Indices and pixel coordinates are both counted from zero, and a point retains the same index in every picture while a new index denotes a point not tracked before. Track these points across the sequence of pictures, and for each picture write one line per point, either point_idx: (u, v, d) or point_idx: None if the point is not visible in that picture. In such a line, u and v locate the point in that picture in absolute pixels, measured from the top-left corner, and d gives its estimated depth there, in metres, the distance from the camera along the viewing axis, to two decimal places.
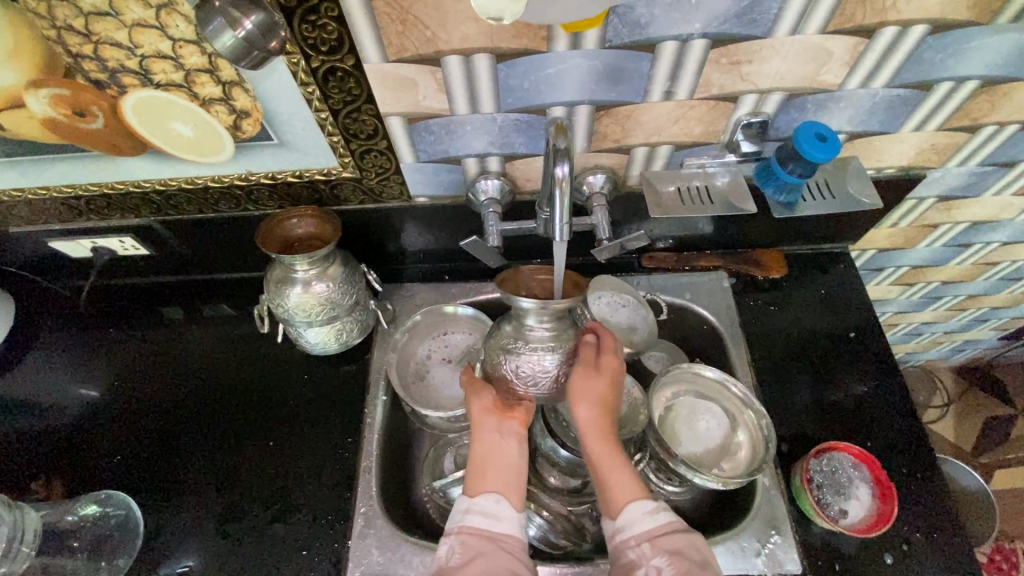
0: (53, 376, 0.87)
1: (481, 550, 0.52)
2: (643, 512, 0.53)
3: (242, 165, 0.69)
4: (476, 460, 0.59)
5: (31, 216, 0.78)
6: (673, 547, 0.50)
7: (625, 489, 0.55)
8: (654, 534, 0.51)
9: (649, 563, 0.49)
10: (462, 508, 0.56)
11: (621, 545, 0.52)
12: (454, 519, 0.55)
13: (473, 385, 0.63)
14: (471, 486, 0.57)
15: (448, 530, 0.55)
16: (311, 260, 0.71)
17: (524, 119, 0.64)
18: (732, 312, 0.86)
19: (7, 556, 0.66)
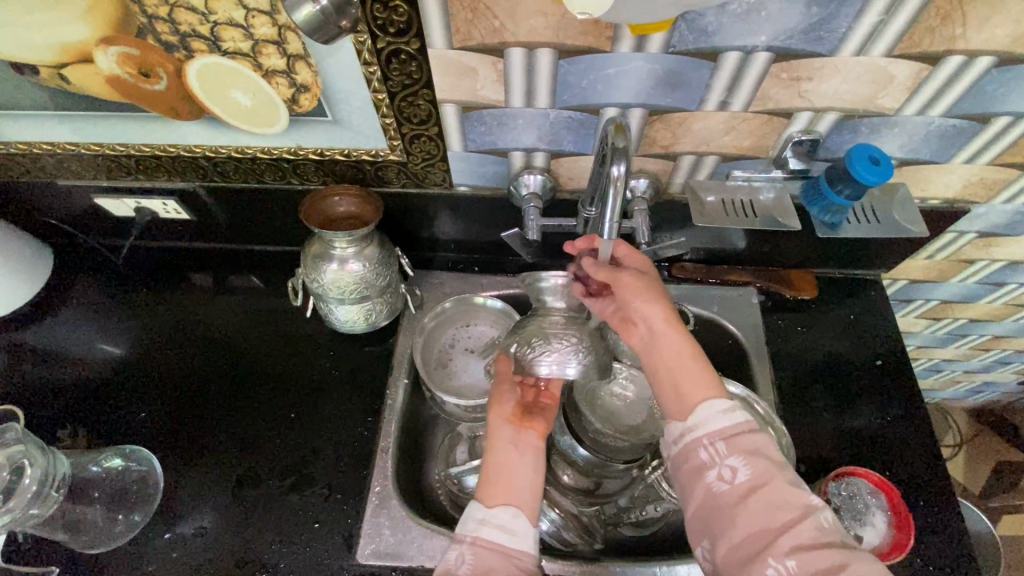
0: (85, 330, 0.89)
1: (494, 569, 0.51)
2: (720, 409, 0.51)
3: (294, 139, 0.71)
4: (488, 465, 0.58)
5: (81, 170, 0.80)
6: (750, 447, 0.48)
7: (698, 387, 0.52)
8: (729, 433, 0.49)
9: (722, 463, 0.48)
10: (476, 518, 0.54)
11: (692, 444, 0.50)
12: (468, 529, 0.54)
13: (494, 389, 0.63)
14: (485, 496, 0.56)
15: (461, 538, 0.53)
16: (351, 238, 0.72)
17: (576, 117, 0.64)
18: (759, 329, 0.86)
19: (37, 497, 0.67)
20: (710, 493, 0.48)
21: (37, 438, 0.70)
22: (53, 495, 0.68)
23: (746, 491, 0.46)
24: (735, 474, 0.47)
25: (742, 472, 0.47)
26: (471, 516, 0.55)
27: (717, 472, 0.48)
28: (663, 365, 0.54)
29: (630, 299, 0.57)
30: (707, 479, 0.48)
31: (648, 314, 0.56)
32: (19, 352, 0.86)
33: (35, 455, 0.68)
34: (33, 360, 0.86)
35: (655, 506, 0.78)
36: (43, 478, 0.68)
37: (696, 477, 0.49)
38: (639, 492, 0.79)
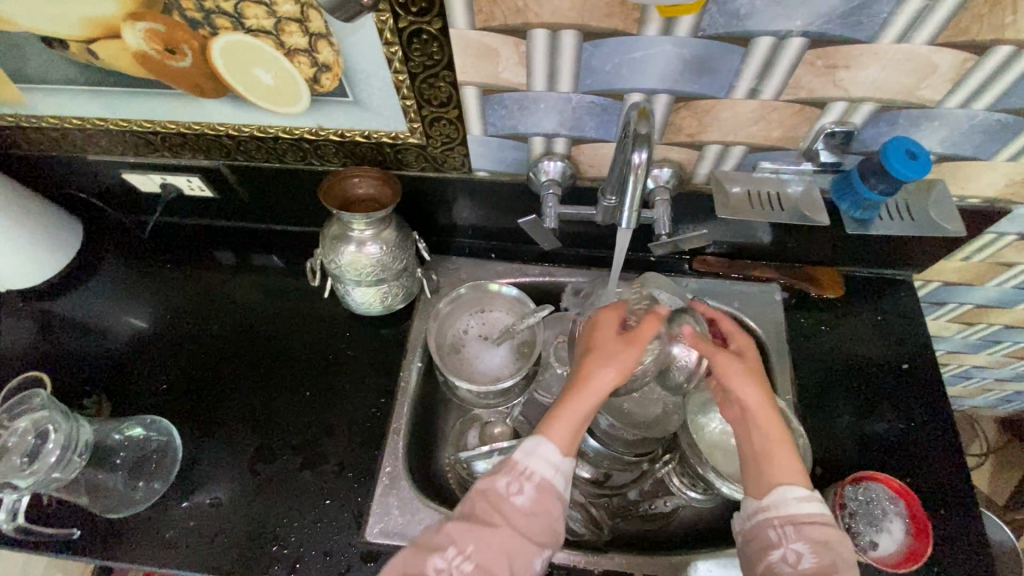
0: (114, 303, 0.92)
1: (550, 511, 0.51)
2: (802, 496, 0.51)
3: (315, 119, 0.71)
4: (576, 411, 0.54)
5: (109, 146, 0.81)
6: (822, 537, 0.49)
7: (786, 468, 0.53)
8: (805, 520, 0.50)
9: (790, 545, 0.49)
10: (547, 458, 0.52)
11: (763, 522, 0.51)
12: (541, 466, 0.51)
13: (611, 345, 0.58)
14: (557, 435, 0.53)
15: (528, 471, 0.51)
16: (368, 219, 0.72)
17: (599, 102, 0.63)
18: (780, 327, 0.84)
19: (59, 463, 0.68)
20: (771, 569, 0.49)
21: (62, 405, 0.71)
22: (76, 460, 0.69)
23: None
24: (800, 559, 0.49)
25: (808, 559, 0.48)
26: (542, 454, 0.52)
27: (784, 552, 0.49)
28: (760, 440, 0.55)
29: (733, 376, 0.58)
30: (773, 557, 0.49)
31: (749, 394, 0.57)
32: (50, 323, 0.90)
33: (60, 420, 0.69)
34: (63, 330, 0.89)
35: (664, 501, 0.78)
36: (66, 443, 0.69)
37: (759, 553, 0.50)
38: (649, 487, 0.79)
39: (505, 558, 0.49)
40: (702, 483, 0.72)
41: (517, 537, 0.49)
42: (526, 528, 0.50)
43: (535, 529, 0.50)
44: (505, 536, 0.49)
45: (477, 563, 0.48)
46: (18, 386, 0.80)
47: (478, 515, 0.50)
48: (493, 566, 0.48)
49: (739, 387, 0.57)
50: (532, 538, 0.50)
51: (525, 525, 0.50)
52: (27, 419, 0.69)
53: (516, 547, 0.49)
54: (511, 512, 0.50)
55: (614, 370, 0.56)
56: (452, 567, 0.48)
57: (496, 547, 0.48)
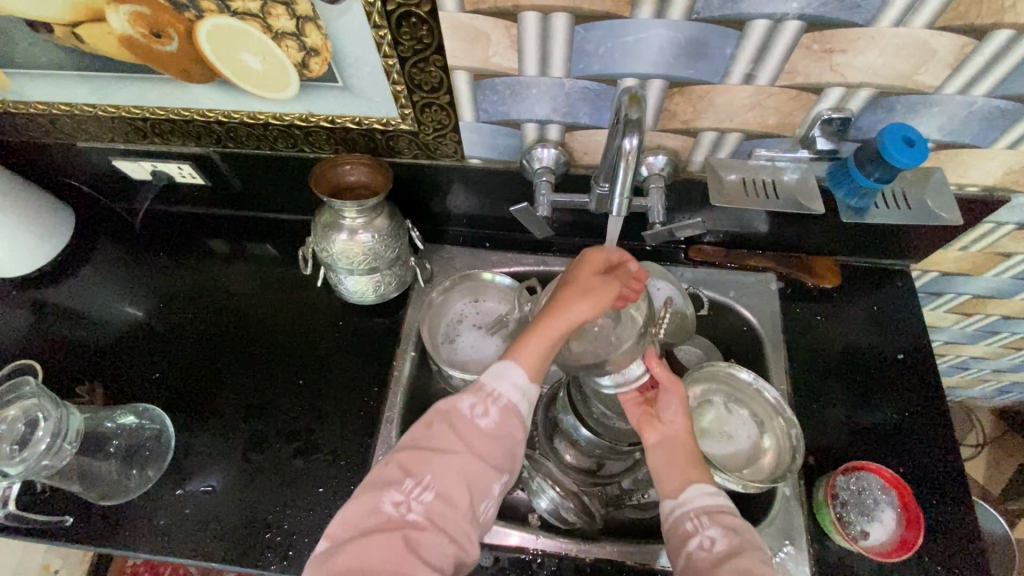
0: (107, 291, 0.91)
1: (510, 433, 0.54)
2: (711, 493, 0.54)
3: (304, 105, 0.70)
4: (546, 339, 0.57)
5: (99, 132, 0.80)
6: (730, 524, 0.52)
7: (699, 472, 0.57)
8: (717, 510, 0.53)
9: (704, 532, 0.52)
10: (515, 382, 0.55)
11: (681, 516, 0.53)
12: (507, 389, 0.55)
13: (591, 283, 0.59)
14: (526, 363, 0.56)
15: (494, 395, 0.55)
16: (359, 207, 0.71)
17: (593, 87, 0.62)
18: (776, 317, 0.83)
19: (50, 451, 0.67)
20: (690, 559, 0.51)
21: (52, 393, 0.70)
22: (67, 449, 0.69)
23: (724, 559, 0.49)
24: (713, 543, 0.51)
25: (720, 544, 0.50)
26: (510, 380, 0.55)
27: (701, 540, 0.51)
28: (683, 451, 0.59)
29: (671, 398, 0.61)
30: (692, 546, 0.51)
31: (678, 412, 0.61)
32: (42, 311, 0.89)
33: (50, 408, 0.69)
34: (56, 318, 0.89)
35: (658, 490, 0.78)
36: (56, 431, 0.68)
37: (679, 547, 0.52)
38: (643, 476, 0.78)
39: (462, 482, 0.51)
40: None
41: (474, 460, 0.52)
42: (485, 451, 0.53)
43: (493, 455, 0.53)
44: (464, 462, 0.52)
45: (435, 491, 0.51)
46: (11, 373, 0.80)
47: (437, 445, 0.52)
48: (451, 493, 0.51)
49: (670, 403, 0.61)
50: (490, 462, 0.53)
51: (486, 448, 0.53)
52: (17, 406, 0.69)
53: (474, 470, 0.52)
54: (471, 435, 0.53)
55: (592, 306, 0.57)
56: (411, 498, 0.50)
57: (453, 473, 0.51)
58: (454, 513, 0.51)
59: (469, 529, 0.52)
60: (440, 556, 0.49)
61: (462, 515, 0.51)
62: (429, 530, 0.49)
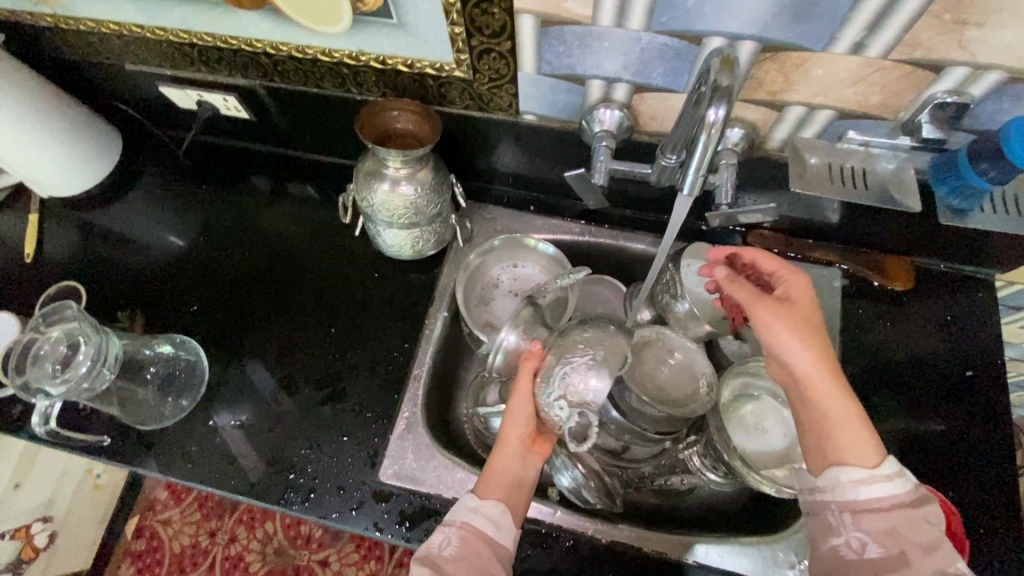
0: (152, 221, 0.92)
1: (477, 552, 0.52)
2: (861, 478, 0.48)
3: (355, 42, 0.65)
4: (497, 468, 0.58)
5: (145, 56, 0.77)
6: (884, 526, 0.46)
7: (853, 446, 0.50)
8: (866, 506, 0.48)
9: (851, 533, 0.48)
10: (465, 505, 0.55)
11: (820, 506, 0.50)
12: (458, 513, 0.55)
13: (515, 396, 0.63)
14: (484, 487, 0.57)
15: (451, 521, 0.55)
16: (403, 158, 0.68)
17: (672, 45, 0.55)
18: (835, 315, 0.77)
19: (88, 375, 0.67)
20: (832, 555, 0.48)
21: (91, 317, 0.70)
22: (106, 374, 0.69)
23: (874, 568, 0.46)
24: (865, 547, 0.47)
25: (873, 548, 0.47)
26: (463, 504, 0.56)
27: (846, 540, 0.48)
28: (827, 402, 0.52)
29: (797, 323, 0.55)
30: (834, 543, 0.48)
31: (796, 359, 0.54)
32: (89, 232, 0.91)
33: (91, 335, 0.69)
34: (103, 242, 0.90)
35: (681, 478, 0.75)
36: (96, 356, 0.69)
37: (818, 537, 0.50)
38: (666, 462, 0.75)
39: None
40: (724, 467, 0.70)
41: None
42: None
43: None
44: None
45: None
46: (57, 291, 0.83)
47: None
48: None
49: (779, 333, 0.55)
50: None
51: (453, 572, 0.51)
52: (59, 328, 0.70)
53: None
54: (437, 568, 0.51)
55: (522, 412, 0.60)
56: None
57: None
58: None
59: None
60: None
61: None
62: None
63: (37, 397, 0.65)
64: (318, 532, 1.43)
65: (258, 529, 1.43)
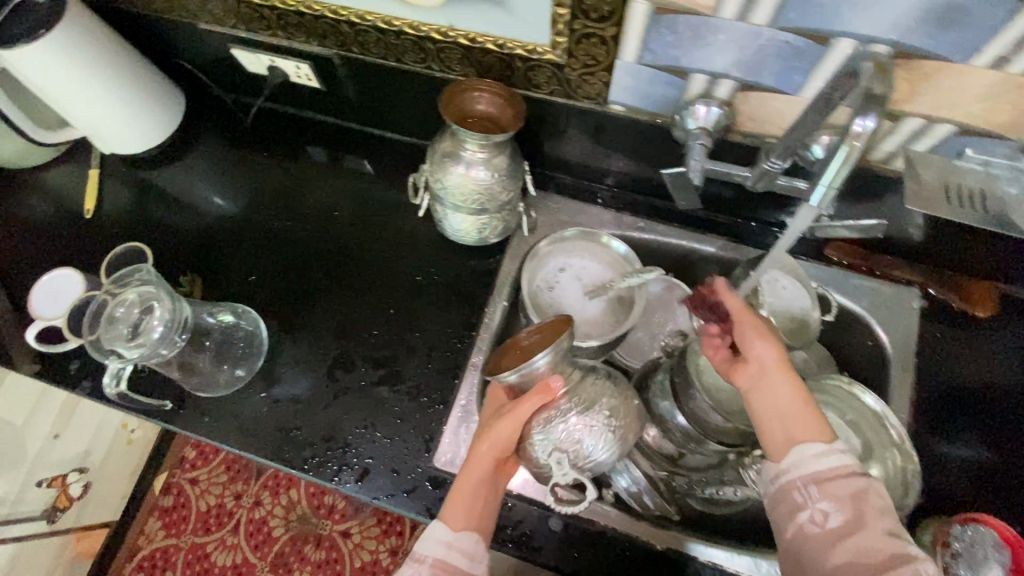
0: (210, 187, 0.91)
1: None
2: (820, 452, 0.48)
3: (448, 17, 0.62)
4: (466, 496, 0.55)
5: (222, 16, 0.75)
6: (844, 493, 0.46)
7: (808, 426, 0.50)
8: (826, 476, 0.47)
9: (815, 505, 0.46)
10: (437, 538, 0.53)
11: (785, 485, 0.48)
12: (431, 549, 0.53)
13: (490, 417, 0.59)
14: (452, 517, 0.55)
15: (421, 556, 0.53)
16: (483, 142, 0.66)
17: (794, 44, 0.52)
18: (911, 336, 0.75)
19: (162, 341, 0.67)
20: (800, 532, 0.46)
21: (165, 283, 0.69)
22: (178, 340, 0.69)
23: (837, 537, 0.44)
24: (827, 518, 0.45)
25: (835, 518, 0.45)
26: (432, 537, 0.54)
27: (811, 513, 0.46)
28: (791, 396, 0.51)
29: (765, 335, 0.55)
30: (800, 520, 0.46)
31: (762, 353, 0.54)
32: (146, 191, 0.91)
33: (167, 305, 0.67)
34: (159, 203, 0.90)
35: (734, 490, 0.73)
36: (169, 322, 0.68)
37: (786, 518, 0.47)
38: (720, 471, 0.73)
39: None
40: None
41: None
42: None
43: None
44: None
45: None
46: (119, 252, 0.79)
47: None
48: None
49: (755, 341, 0.54)
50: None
51: None
52: (134, 292, 0.68)
53: None
54: None
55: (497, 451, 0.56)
56: None
57: None
58: None
59: None
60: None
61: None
62: None
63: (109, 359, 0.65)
64: (341, 504, 1.44)
65: (282, 496, 1.45)
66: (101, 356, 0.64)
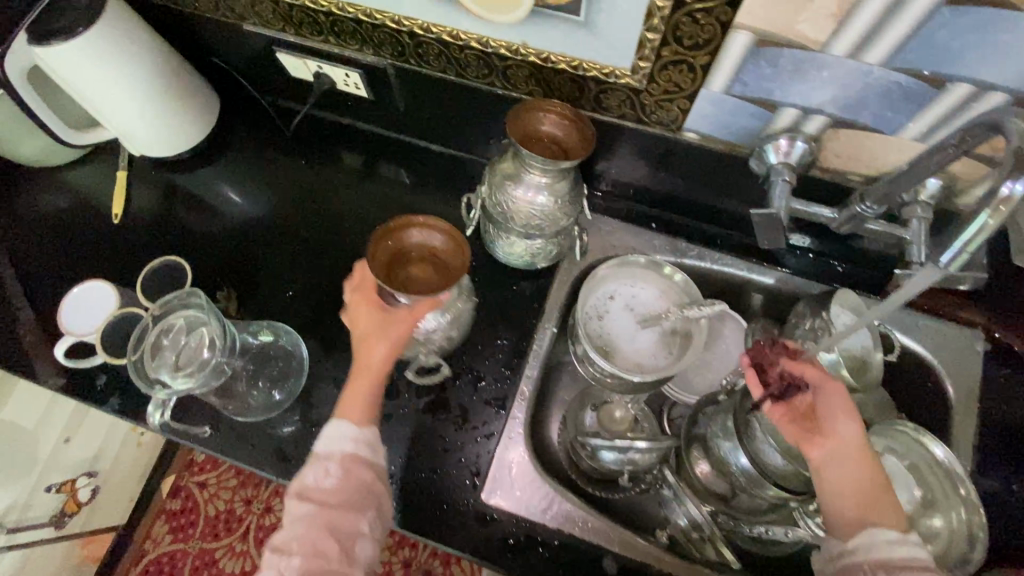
0: (243, 194, 0.87)
1: (359, 480, 0.55)
2: (893, 540, 0.49)
3: (523, 35, 0.58)
4: (363, 391, 0.59)
5: (270, 18, 0.71)
6: None
7: (882, 511, 0.51)
8: (897, 565, 0.48)
9: None
10: (342, 435, 0.57)
11: (850, 565, 0.50)
12: (337, 446, 0.56)
13: (356, 305, 0.61)
14: (349, 412, 0.58)
15: (330, 455, 0.56)
16: (546, 166, 0.62)
17: (905, 85, 0.48)
18: (973, 380, 0.73)
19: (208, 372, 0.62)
20: None
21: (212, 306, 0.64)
22: (226, 370, 0.64)
23: None
24: None
25: None
26: (335, 434, 0.57)
27: None
28: (869, 480, 0.52)
29: (845, 411, 0.55)
30: None
31: (846, 434, 0.54)
32: (175, 193, 0.87)
33: (214, 325, 0.63)
34: (190, 207, 0.86)
35: (784, 531, 0.66)
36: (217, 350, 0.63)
37: None
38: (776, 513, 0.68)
39: (327, 534, 0.52)
40: None
41: (334, 511, 0.53)
42: (335, 500, 0.54)
43: (352, 499, 0.54)
44: (324, 515, 0.53)
45: (305, 553, 0.51)
46: (162, 263, 0.76)
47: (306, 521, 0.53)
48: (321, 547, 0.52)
49: (840, 420, 0.55)
50: (350, 504, 0.54)
51: (335, 497, 0.54)
52: (183, 316, 0.65)
53: (337, 521, 0.53)
54: (320, 502, 0.54)
55: (388, 348, 0.59)
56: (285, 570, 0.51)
57: (318, 525, 0.52)
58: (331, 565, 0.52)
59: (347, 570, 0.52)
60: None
61: (339, 564, 0.52)
62: None
63: (153, 389, 0.60)
64: None
65: None
66: (144, 385, 0.60)
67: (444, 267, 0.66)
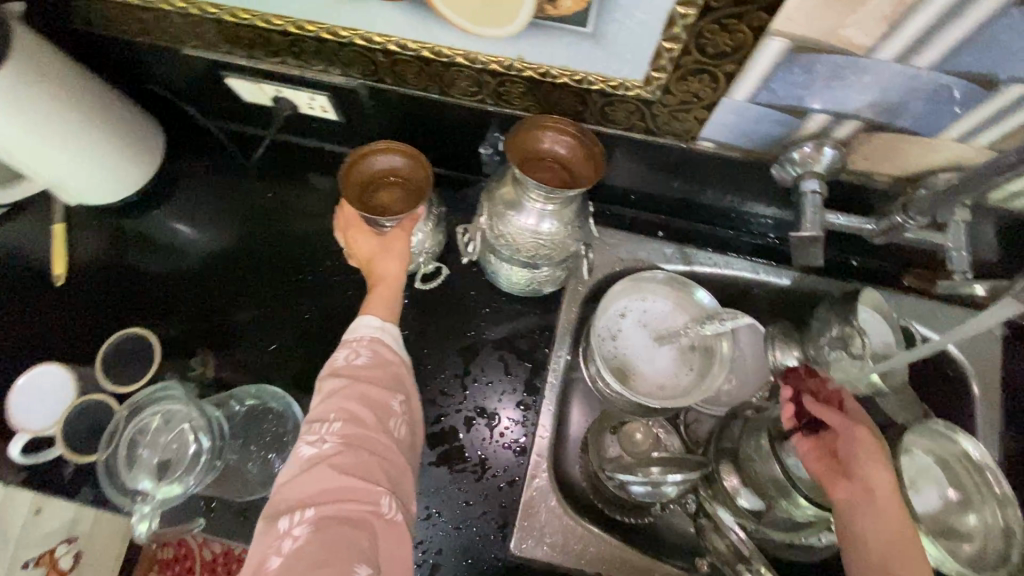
0: (208, 237, 0.77)
1: (388, 360, 0.53)
2: None
3: (519, 49, 0.51)
4: (389, 292, 0.59)
5: (215, 40, 0.61)
6: None
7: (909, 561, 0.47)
8: None
9: None
10: (371, 324, 0.55)
11: None
12: (365, 329, 0.54)
13: (357, 228, 0.61)
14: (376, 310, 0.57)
15: (356, 338, 0.54)
16: (551, 195, 0.56)
17: (955, 87, 0.44)
18: (994, 368, 0.72)
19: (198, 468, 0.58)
20: None
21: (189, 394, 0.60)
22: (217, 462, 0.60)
23: None
24: None
25: None
26: (364, 325, 0.55)
27: None
28: (894, 525, 0.48)
29: (877, 454, 0.52)
30: None
31: (876, 479, 0.51)
32: (125, 240, 0.76)
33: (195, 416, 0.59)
34: (146, 255, 0.76)
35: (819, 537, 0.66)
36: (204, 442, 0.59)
37: None
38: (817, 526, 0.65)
39: (362, 402, 0.49)
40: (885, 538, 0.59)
41: (366, 383, 0.50)
42: (369, 374, 0.51)
43: (382, 376, 0.51)
44: (359, 387, 0.49)
45: (342, 419, 0.47)
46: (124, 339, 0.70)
47: (337, 396, 0.49)
48: (357, 414, 0.48)
49: (869, 464, 0.51)
50: (383, 382, 0.51)
51: (368, 372, 0.51)
52: (158, 411, 0.61)
53: (371, 394, 0.50)
54: (354, 376, 0.50)
55: (400, 258, 0.60)
56: (322, 435, 0.46)
57: (352, 397, 0.49)
58: (371, 429, 0.48)
59: (387, 444, 0.48)
60: (365, 468, 0.45)
61: (374, 428, 0.48)
62: (345, 450, 0.46)
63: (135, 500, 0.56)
64: None
65: None
66: (127, 500, 0.56)
67: (412, 186, 0.65)
